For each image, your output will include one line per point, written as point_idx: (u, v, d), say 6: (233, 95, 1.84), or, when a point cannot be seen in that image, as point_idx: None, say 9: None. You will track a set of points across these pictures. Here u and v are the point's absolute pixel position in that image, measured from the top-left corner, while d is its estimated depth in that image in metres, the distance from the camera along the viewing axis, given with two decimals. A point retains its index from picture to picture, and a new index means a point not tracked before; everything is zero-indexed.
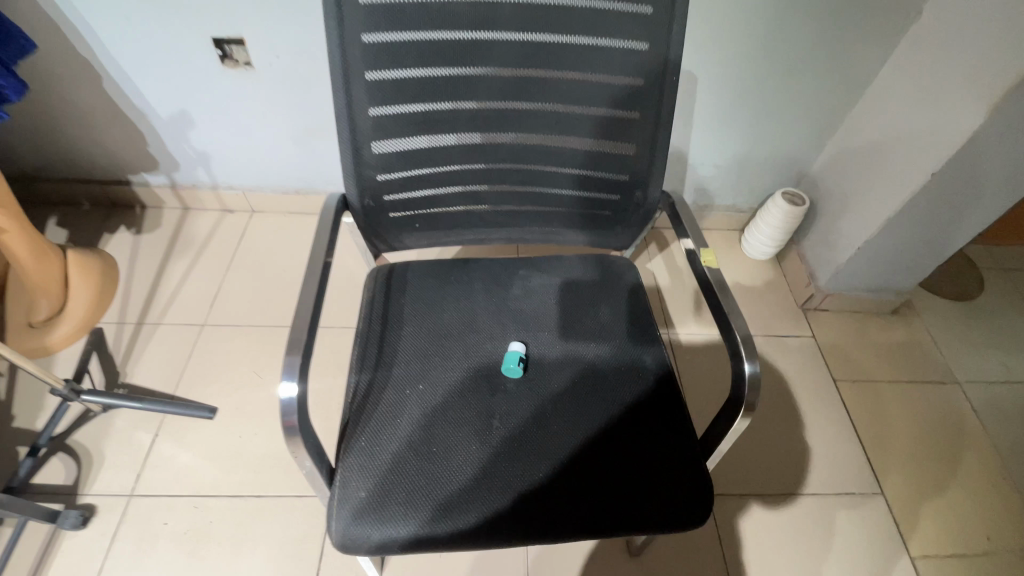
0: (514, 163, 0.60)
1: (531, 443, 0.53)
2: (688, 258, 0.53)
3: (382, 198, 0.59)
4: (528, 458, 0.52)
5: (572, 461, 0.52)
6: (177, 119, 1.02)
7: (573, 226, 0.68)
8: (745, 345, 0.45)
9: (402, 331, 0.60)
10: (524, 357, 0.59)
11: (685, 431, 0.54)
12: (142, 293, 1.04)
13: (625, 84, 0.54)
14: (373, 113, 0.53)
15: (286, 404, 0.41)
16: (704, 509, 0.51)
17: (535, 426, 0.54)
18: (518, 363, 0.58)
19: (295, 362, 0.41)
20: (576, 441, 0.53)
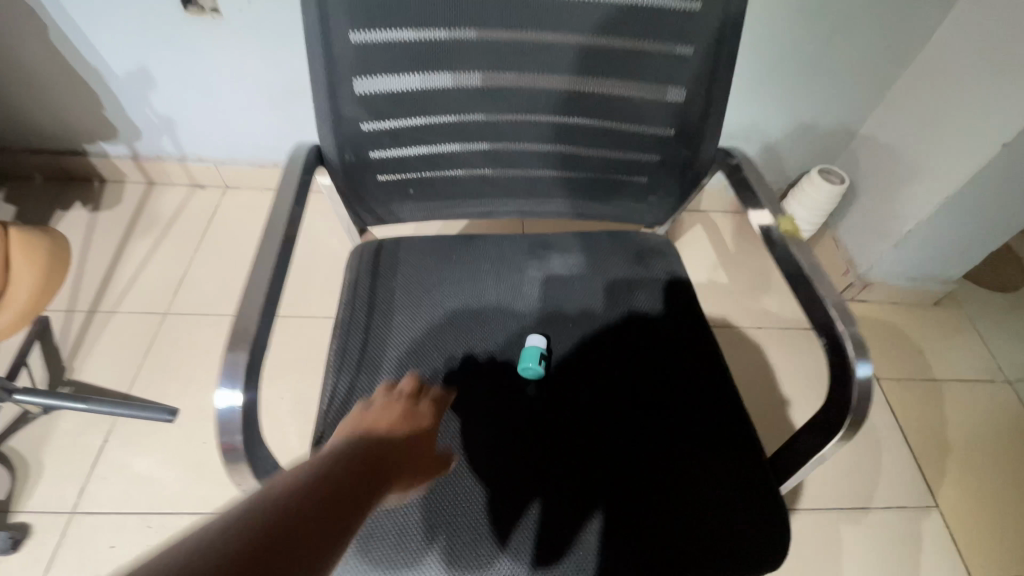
0: (532, 114, 0.49)
1: (555, 464, 0.43)
2: (764, 234, 0.42)
3: (367, 153, 0.47)
4: (553, 475, 0.42)
5: (609, 477, 0.42)
6: (136, 79, 0.89)
7: (600, 196, 0.56)
8: (853, 341, 0.34)
9: (392, 320, 0.48)
10: (545, 353, 0.48)
11: (744, 447, 0.44)
12: (95, 278, 0.91)
13: (681, 8, 0.42)
14: (355, 38, 0.41)
15: (225, 418, 0.29)
16: (774, 546, 0.41)
17: (560, 442, 0.44)
18: (539, 362, 0.47)
19: (240, 361, 0.30)
20: (612, 452, 0.44)
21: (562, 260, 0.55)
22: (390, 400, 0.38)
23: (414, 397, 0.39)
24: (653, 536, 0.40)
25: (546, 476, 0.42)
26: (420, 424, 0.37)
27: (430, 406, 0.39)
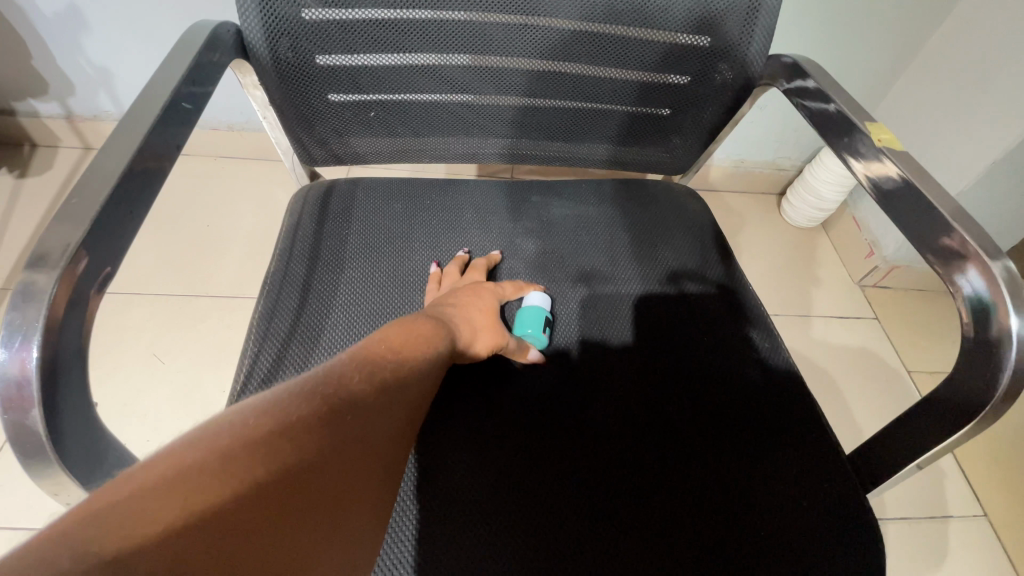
0: (528, 18, 0.37)
1: (558, 450, 0.34)
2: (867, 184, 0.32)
3: (309, 54, 0.36)
4: (564, 470, 0.34)
5: (643, 489, 0.34)
6: (64, 19, 0.75)
7: (611, 136, 0.45)
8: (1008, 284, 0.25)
9: (319, 284, 0.37)
10: (550, 321, 0.39)
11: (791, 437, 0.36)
12: (13, 252, 0.78)
13: None
14: None
15: None
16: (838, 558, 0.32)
17: (566, 425, 0.35)
18: (544, 330, 0.38)
19: (34, 294, 0.20)
20: (640, 458, 0.35)
21: (560, 219, 0.45)
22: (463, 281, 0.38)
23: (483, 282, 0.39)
24: (697, 545, 0.32)
25: (560, 489, 0.33)
26: (482, 307, 0.37)
27: (497, 289, 0.39)
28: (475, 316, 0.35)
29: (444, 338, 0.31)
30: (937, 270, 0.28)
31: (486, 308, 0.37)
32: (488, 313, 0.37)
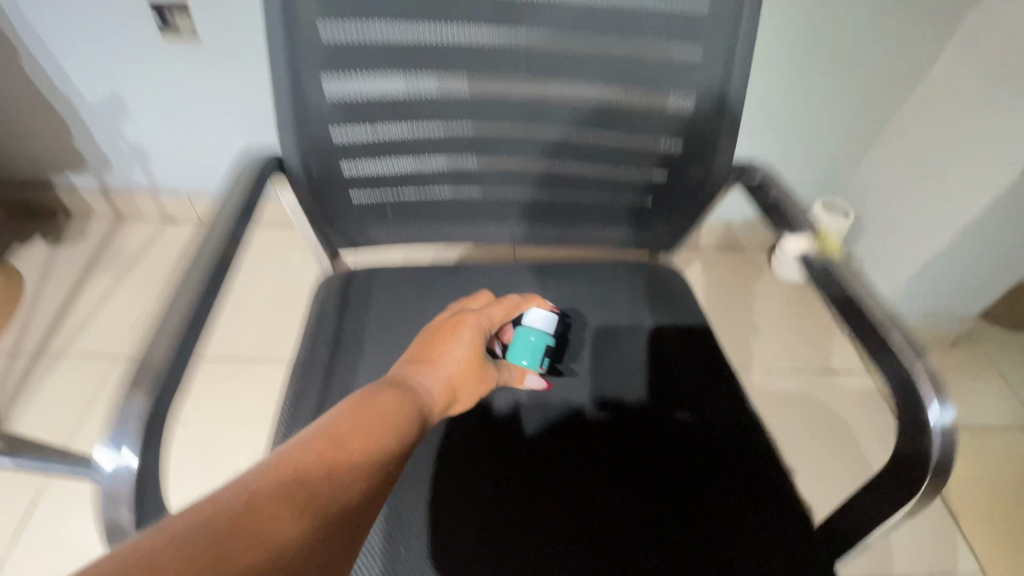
0: (521, 129, 0.43)
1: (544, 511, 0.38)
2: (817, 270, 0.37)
3: (336, 167, 0.42)
4: (546, 529, 0.37)
5: (619, 540, 0.37)
6: (108, 106, 0.84)
7: (601, 223, 0.51)
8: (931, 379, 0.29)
9: (338, 377, 0.41)
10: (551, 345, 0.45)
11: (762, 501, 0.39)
12: (46, 318, 0.84)
13: (691, 8, 0.37)
14: (321, 33, 0.35)
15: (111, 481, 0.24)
16: None
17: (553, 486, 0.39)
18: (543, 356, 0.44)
19: (136, 413, 0.25)
20: (611, 496, 0.39)
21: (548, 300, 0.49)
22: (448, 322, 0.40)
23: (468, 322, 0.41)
24: None
25: (540, 540, 0.37)
26: (467, 360, 0.39)
27: (480, 320, 0.41)
28: (460, 371, 0.38)
29: (416, 404, 0.34)
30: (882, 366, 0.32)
31: (472, 346, 0.39)
32: (474, 360, 0.39)
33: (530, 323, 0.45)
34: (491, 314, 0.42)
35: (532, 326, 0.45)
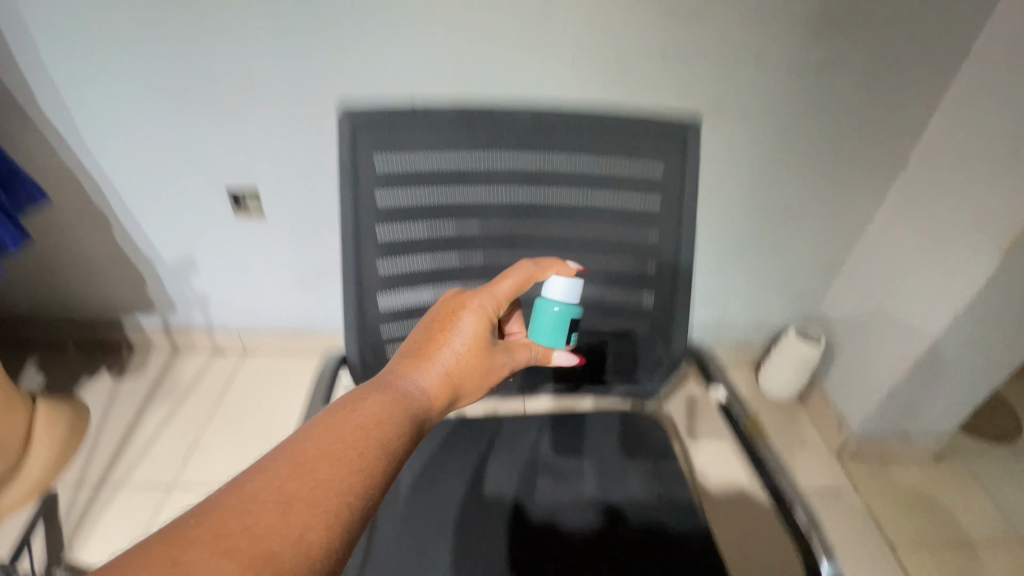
0: (522, 312, 0.58)
1: None
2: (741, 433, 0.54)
3: (385, 353, 0.56)
4: None
5: None
6: (182, 264, 1.00)
7: (588, 378, 0.64)
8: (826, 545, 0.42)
9: (380, 534, 0.52)
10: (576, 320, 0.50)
11: None
12: (109, 449, 0.94)
13: (640, 237, 0.54)
14: (383, 268, 0.51)
15: None
16: None
17: None
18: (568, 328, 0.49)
19: None
20: None
21: (552, 456, 0.61)
22: (440, 326, 0.45)
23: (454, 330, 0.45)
24: None
25: None
26: (466, 352, 0.44)
27: (474, 306, 0.45)
28: (457, 365, 0.43)
29: (411, 404, 0.39)
30: (794, 532, 0.45)
31: (465, 334, 0.44)
32: (473, 355, 0.44)
33: (552, 294, 0.49)
34: (485, 304, 0.46)
35: (557, 295, 0.49)
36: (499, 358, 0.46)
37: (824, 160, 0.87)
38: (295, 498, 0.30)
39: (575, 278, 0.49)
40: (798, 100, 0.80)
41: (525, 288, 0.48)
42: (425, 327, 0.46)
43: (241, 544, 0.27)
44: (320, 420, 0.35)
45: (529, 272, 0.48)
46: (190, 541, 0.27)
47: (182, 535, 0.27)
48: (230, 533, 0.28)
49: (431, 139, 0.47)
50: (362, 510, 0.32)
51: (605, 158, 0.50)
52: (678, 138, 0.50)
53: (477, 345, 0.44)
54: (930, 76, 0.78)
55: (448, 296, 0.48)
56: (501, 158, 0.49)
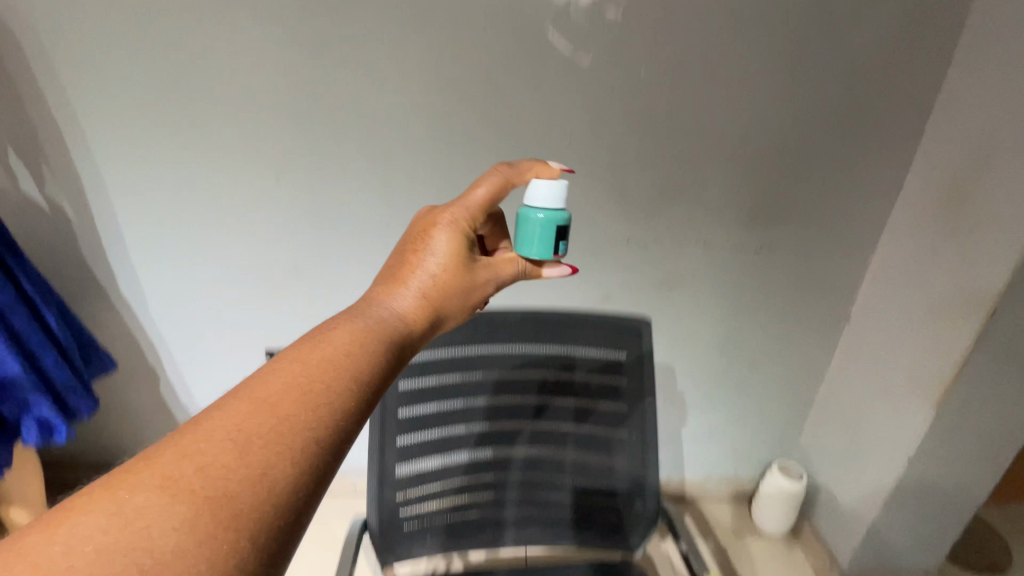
0: (517, 468, 0.75)
1: None
2: None
3: (399, 512, 0.72)
4: None
5: None
6: None
7: (574, 529, 0.78)
8: None
9: None
10: (563, 224, 0.55)
11: None
12: None
13: (606, 405, 0.74)
14: (402, 439, 0.69)
15: None
16: None
17: None
18: (557, 226, 0.54)
19: None
20: None
21: None
22: (414, 253, 0.50)
23: (425, 257, 0.50)
24: None
25: None
26: (440, 273, 0.49)
27: (440, 236, 0.51)
28: (432, 288, 0.49)
29: (387, 327, 0.44)
30: None
31: (436, 257, 0.50)
32: (446, 275, 0.49)
33: (535, 204, 0.55)
34: (451, 232, 0.51)
35: (539, 196, 0.55)
36: (474, 277, 0.51)
37: (774, 311, 1.03)
38: (247, 439, 0.33)
39: (556, 180, 0.56)
40: (745, 278, 1.00)
41: (500, 197, 0.54)
42: (401, 254, 0.51)
43: (195, 486, 0.31)
44: (289, 353, 0.40)
45: (502, 182, 0.54)
46: (142, 486, 0.31)
47: (135, 479, 0.31)
48: (184, 475, 0.31)
49: (444, 341, 0.70)
50: (328, 433, 0.36)
51: (570, 349, 0.73)
52: (628, 333, 0.74)
53: (449, 269, 0.50)
54: (850, 253, 0.97)
55: (422, 219, 0.53)
56: (496, 352, 0.72)
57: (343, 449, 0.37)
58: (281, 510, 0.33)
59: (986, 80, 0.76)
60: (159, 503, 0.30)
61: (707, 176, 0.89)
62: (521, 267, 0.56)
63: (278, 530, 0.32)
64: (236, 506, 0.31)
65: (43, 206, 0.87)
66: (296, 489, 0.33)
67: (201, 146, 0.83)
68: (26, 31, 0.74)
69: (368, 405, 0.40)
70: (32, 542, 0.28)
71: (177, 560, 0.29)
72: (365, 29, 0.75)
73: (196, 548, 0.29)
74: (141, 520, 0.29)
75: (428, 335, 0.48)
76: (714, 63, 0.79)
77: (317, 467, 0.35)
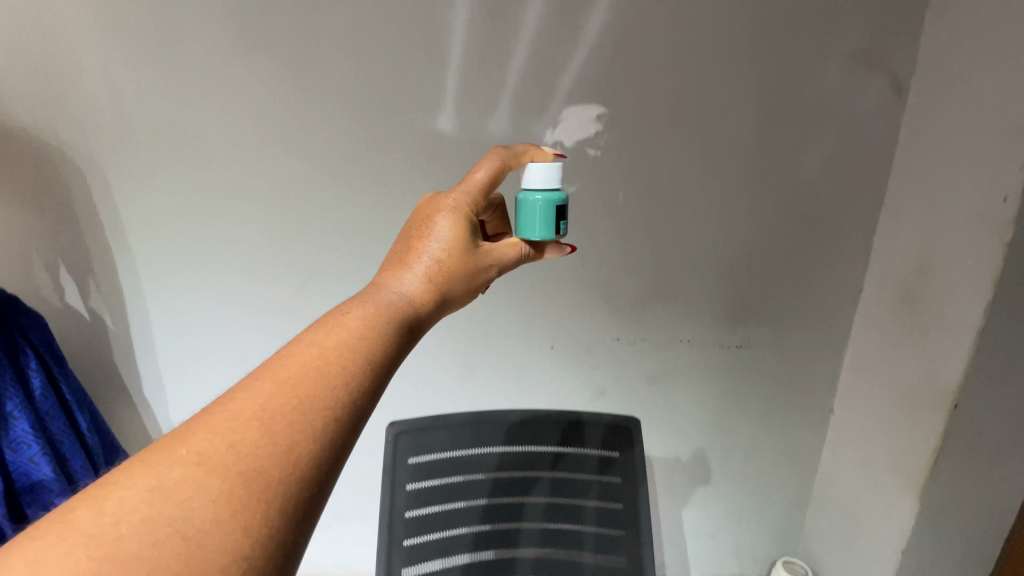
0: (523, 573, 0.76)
1: None
2: None
3: None
4: None
5: None
6: None
7: None
8: None
9: None
10: (562, 202, 0.61)
11: None
12: None
13: (607, 505, 0.78)
14: (407, 541, 0.73)
15: None
16: None
17: None
18: (557, 204, 0.60)
19: None
20: None
21: None
22: (419, 241, 0.54)
23: (428, 245, 0.54)
24: None
25: None
26: (444, 254, 0.53)
27: (442, 224, 0.55)
28: (436, 274, 0.53)
29: (395, 309, 0.48)
30: None
31: (438, 241, 0.54)
32: (450, 261, 0.53)
33: (534, 186, 0.60)
34: (452, 221, 0.55)
35: (537, 177, 0.61)
36: (476, 260, 0.55)
37: (761, 401, 1.09)
38: (268, 418, 0.37)
39: (550, 163, 0.62)
40: (731, 371, 1.07)
41: (498, 180, 0.59)
42: (406, 242, 0.55)
43: (226, 461, 0.35)
44: (306, 334, 0.43)
45: (500, 164, 0.59)
46: (180, 462, 0.35)
47: (172, 456, 0.35)
48: (216, 452, 0.35)
49: (449, 441, 0.78)
50: (346, 410, 0.39)
51: (567, 446, 0.80)
52: (623, 431, 0.81)
53: (453, 254, 0.54)
54: (825, 348, 1.05)
55: (425, 207, 0.58)
56: (496, 449, 0.79)
57: (360, 423, 0.41)
58: (305, 481, 0.36)
59: (918, 201, 0.88)
60: (196, 477, 0.34)
61: (686, 281, 0.99)
62: (523, 247, 0.61)
63: (304, 498, 0.36)
64: (264, 479, 0.35)
65: (85, 315, 0.94)
66: (316, 463, 0.37)
67: (235, 262, 0.94)
68: (95, 169, 0.85)
69: (382, 379, 0.43)
70: (82, 513, 0.32)
71: (215, 527, 0.33)
72: (384, 165, 0.88)
73: (228, 517, 0.33)
74: (181, 493, 0.33)
75: (434, 315, 0.52)
76: (683, 187, 0.92)
77: (337, 440, 0.38)
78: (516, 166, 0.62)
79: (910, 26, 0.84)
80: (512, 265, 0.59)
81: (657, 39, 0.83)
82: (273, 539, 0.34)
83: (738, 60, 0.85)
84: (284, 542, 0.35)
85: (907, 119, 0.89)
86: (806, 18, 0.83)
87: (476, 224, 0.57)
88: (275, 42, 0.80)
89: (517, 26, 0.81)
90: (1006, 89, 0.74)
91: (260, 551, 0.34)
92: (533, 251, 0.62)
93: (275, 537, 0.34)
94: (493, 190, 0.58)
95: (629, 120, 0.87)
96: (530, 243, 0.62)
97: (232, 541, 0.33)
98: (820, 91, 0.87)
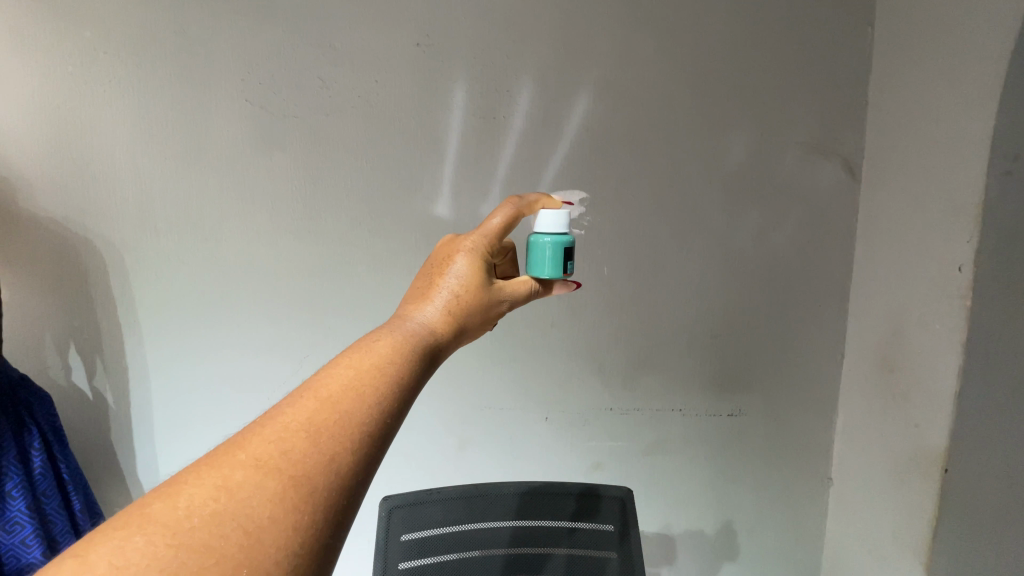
0: None
1: None
2: None
3: None
4: None
5: None
6: None
7: None
8: None
9: None
10: (569, 245, 0.66)
11: None
12: None
13: None
14: None
15: None
16: None
17: None
18: (564, 246, 0.66)
19: None
20: None
21: None
22: (439, 277, 0.59)
23: (447, 281, 0.58)
24: None
25: None
26: (462, 291, 0.57)
27: (457, 264, 0.59)
28: (455, 307, 0.56)
29: (419, 338, 0.51)
30: None
31: (454, 280, 0.58)
32: (467, 296, 0.57)
33: (544, 230, 0.66)
34: (471, 260, 0.59)
35: (548, 223, 0.67)
36: (490, 296, 0.59)
37: (758, 470, 1.09)
38: (314, 429, 0.40)
39: (559, 210, 0.68)
40: (725, 440, 1.07)
41: (511, 226, 0.64)
42: (427, 278, 0.59)
43: (280, 465, 0.37)
44: (343, 358, 0.46)
45: (514, 212, 0.65)
46: (240, 466, 0.37)
47: (232, 460, 0.37)
48: (271, 457, 0.38)
49: (443, 515, 0.77)
50: (379, 427, 0.42)
51: (564, 520, 0.79)
52: (619, 503, 0.80)
53: (468, 291, 0.57)
54: (816, 414, 1.07)
55: (444, 249, 0.62)
56: (492, 522, 0.78)
57: (391, 439, 0.43)
58: (346, 489, 0.38)
59: (884, 270, 0.94)
60: (255, 479, 0.36)
61: (674, 350, 1.02)
62: (534, 284, 0.65)
63: (343, 505, 0.38)
64: (311, 484, 0.37)
65: (88, 393, 0.96)
66: (355, 474, 0.39)
67: (241, 339, 0.98)
68: (115, 254, 0.91)
69: (408, 400, 0.46)
70: (157, 508, 0.34)
71: (271, 525, 0.35)
72: (385, 247, 0.95)
73: (282, 516, 0.35)
74: (243, 492, 0.36)
75: (451, 345, 0.56)
76: (665, 261, 0.98)
77: (371, 454, 0.41)
78: (528, 213, 0.68)
79: (853, 121, 0.96)
80: (524, 301, 0.63)
81: (631, 133, 0.93)
82: (317, 541, 0.36)
83: (705, 150, 0.94)
84: (326, 545, 0.36)
85: (863, 199, 0.98)
86: (761, 114, 0.94)
87: (491, 265, 0.62)
88: (291, 141, 0.90)
89: (506, 124, 0.91)
90: (944, 169, 0.83)
91: (306, 552, 0.35)
92: (542, 289, 0.67)
93: (318, 538, 0.36)
94: (508, 234, 0.64)
95: (609, 202, 0.95)
96: (539, 281, 0.67)
97: (284, 540, 0.35)
98: (782, 174, 0.96)
